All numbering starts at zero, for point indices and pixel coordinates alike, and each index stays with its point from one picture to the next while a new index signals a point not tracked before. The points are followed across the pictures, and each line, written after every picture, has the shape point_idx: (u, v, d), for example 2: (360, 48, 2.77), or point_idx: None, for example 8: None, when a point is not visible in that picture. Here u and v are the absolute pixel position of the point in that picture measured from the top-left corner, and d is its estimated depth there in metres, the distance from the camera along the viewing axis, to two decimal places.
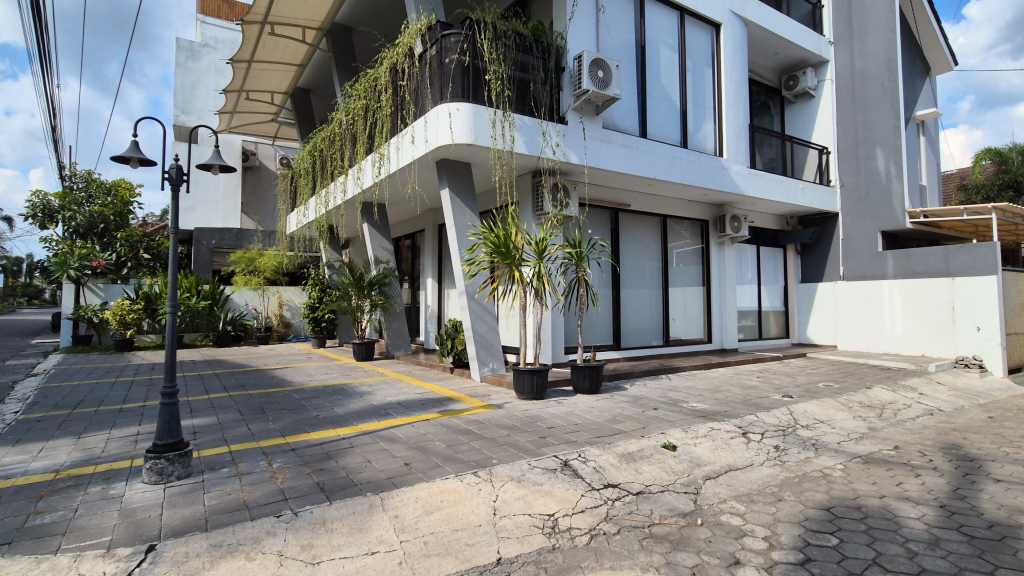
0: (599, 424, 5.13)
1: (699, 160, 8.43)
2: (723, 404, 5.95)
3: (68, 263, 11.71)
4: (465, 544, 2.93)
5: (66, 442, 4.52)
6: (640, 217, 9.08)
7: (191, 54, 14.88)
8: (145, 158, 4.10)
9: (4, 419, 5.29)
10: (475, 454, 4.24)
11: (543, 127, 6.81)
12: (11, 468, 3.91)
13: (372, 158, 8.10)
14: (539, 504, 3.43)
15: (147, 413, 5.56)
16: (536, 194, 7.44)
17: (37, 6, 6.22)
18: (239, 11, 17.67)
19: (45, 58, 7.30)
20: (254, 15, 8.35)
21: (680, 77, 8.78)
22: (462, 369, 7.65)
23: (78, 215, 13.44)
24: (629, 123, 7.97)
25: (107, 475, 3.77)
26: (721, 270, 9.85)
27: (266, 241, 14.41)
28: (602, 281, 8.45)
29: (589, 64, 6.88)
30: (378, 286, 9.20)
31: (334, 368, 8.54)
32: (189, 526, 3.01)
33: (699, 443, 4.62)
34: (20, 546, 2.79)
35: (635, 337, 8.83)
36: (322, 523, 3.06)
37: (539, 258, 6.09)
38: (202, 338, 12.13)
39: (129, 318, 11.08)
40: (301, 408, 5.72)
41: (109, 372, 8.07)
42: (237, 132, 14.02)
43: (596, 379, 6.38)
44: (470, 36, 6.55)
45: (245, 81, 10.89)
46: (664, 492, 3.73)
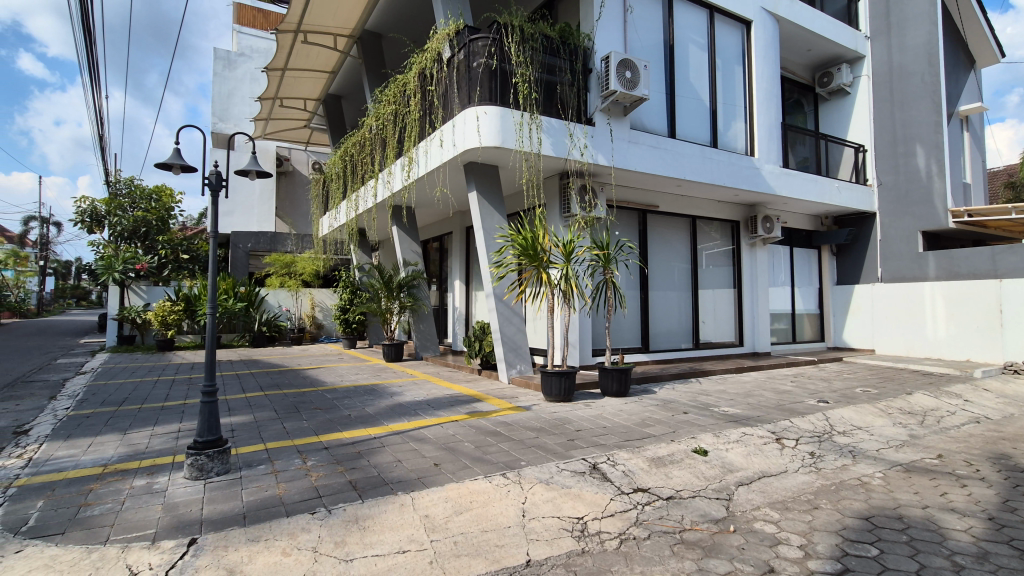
0: (629, 427, 5.08)
1: (729, 160, 8.28)
2: (755, 409, 5.84)
3: (114, 266, 12.24)
4: (495, 545, 2.95)
5: (114, 438, 4.72)
6: (669, 218, 8.97)
7: (228, 63, 15.39)
8: (186, 165, 4.26)
9: (56, 415, 5.54)
10: (504, 455, 4.26)
11: (570, 128, 6.81)
12: (63, 461, 4.10)
13: (401, 162, 8.22)
14: (569, 507, 3.42)
15: (187, 410, 5.74)
16: (563, 196, 7.43)
17: (87, 22, 6.55)
18: (274, 20, 18.14)
19: (93, 69, 7.63)
20: (288, 24, 8.57)
21: (710, 77, 8.65)
22: (489, 370, 7.69)
23: (123, 220, 14.01)
24: (657, 123, 7.89)
25: (151, 470, 3.91)
26: (753, 272, 9.65)
27: (299, 244, 14.80)
28: (630, 283, 8.37)
29: (617, 64, 6.84)
30: (407, 288, 9.33)
31: (364, 368, 8.71)
32: (229, 521, 3.11)
33: (731, 449, 4.55)
34: (72, 536, 2.93)
35: (664, 340, 8.71)
36: (355, 521, 3.11)
37: (566, 259, 6.07)
38: (238, 338, 12.50)
39: (170, 318, 11.51)
40: (333, 408, 5.83)
41: (152, 371, 8.38)
42: (272, 138, 14.43)
43: (625, 382, 6.32)
44: (498, 39, 6.59)
45: (279, 89, 11.18)
46: (695, 497, 3.68)
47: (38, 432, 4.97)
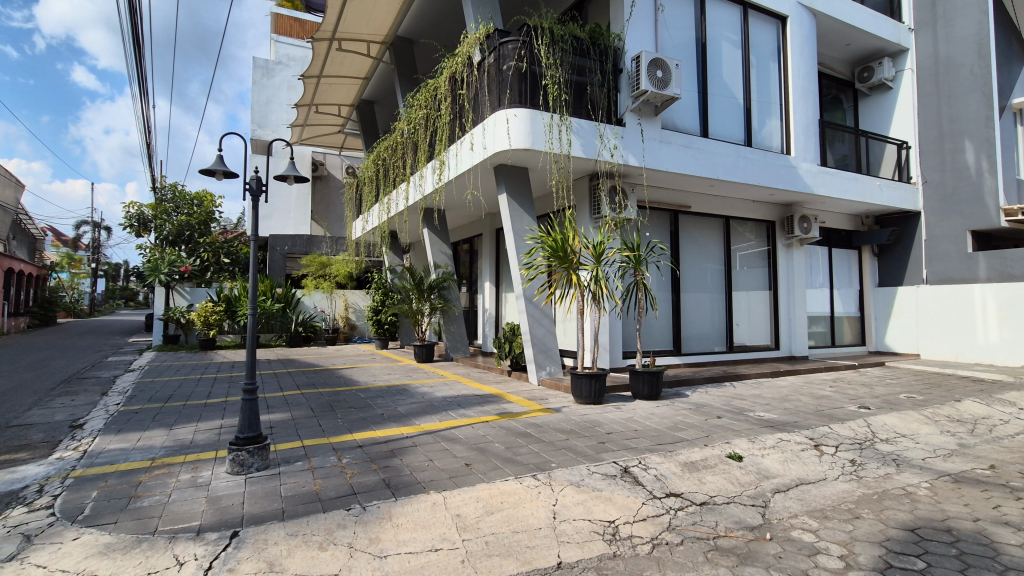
0: (661, 431, 5.02)
1: (764, 158, 8.08)
2: (792, 414, 5.68)
3: (160, 269, 12.78)
4: (526, 546, 2.95)
5: (161, 433, 4.93)
6: (701, 218, 8.82)
7: (266, 72, 15.88)
8: (229, 171, 4.42)
9: (108, 410, 5.83)
10: (534, 457, 4.27)
11: (601, 129, 6.78)
12: (115, 454, 4.31)
13: (432, 165, 8.30)
14: (600, 510, 3.40)
15: (228, 407, 5.94)
16: (593, 197, 7.40)
17: (136, 36, 6.88)
18: (310, 29, 18.51)
19: (142, 79, 7.99)
20: (323, 33, 8.81)
21: (744, 74, 8.48)
22: (519, 372, 7.71)
23: (167, 224, 14.61)
24: (689, 122, 7.77)
25: (195, 465, 4.07)
26: (789, 273, 9.40)
27: (333, 247, 15.17)
28: (661, 285, 8.27)
29: (648, 64, 6.77)
30: (437, 290, 9.42)
31: (396, 369, 8.85)
32: (268, 515, 3.21)
33: (767, 455, 4.44)
34: (124, 525, 3.07)
35: (696, 343, 8.56)
36: (389, 518, 3.17)
37: (597, 261, 6.04)
38: (276, 338, 12.87)
39: (211, 319, 11.94)
40: (366, 407, 5.93)
41: (195, 370, 8.71)
42: (308, 143, 14.82)
43: (657, 385, 6.24)
44: (528, 42, 6.60)
45: (314, 95, 11.48)
46: (730, 504, 3.60)
47: (92, 426, 5.23)
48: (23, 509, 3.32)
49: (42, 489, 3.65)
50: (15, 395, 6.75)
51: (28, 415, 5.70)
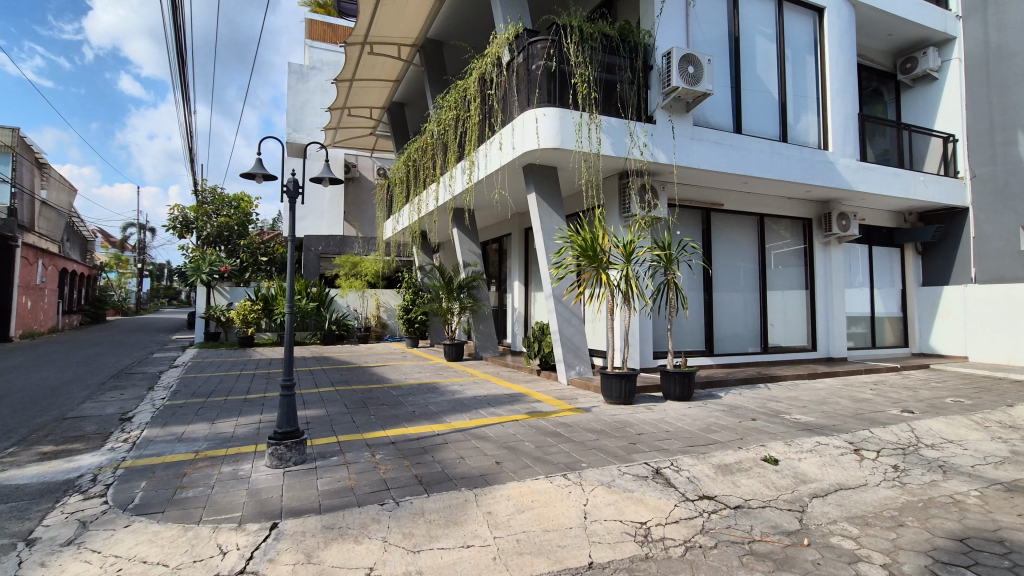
0: (693, 433, 4.94)
1: (800, 154, 7.85)
2: (831, 417, 5.52)
3: (201, 269, 13.28)
4: (557, 545, 2.96)
5: (204, 426, 5.13)
6: (734, 216, 8.64)
7: (301, 77, 16.30)
8: (268, 174, 4.56)
9: (155, 404, 6.09)
10: (565, 456, 4.26)
11: (631, 127, 6.72)
12: (162, 447, 4.50)
13: (462, 165, 8.38)
14: (631, 512, 3.37)
15: (267, 402, 6.14)
16: (623, 196, 7.33)
17: (179, 46, 7.17)
18: (343, 34, 18.92)
19: (185, 87, 8.31)
20: (355, 37, 9.00)
21: (779, 68, 8.27)
22: (549, 371, 7.71)
23: (208, 226, 15.15)
24: (721, 119, 7.61)
25: (237, 457, 4.22)
26: (827, 272, 9.13)
27: (365, 247, 15.46)
28: (693, 284, 8.14)
29: (679, 60, 6.67)
30: (467, 289, 9.48)
31: (427, 367, 8.96)
32: (306, 508, 3.30)
33: (804, 459, 4.33)
34: (171, 515, 3.21)
35: (729, 344, 8.40)
36: (422, 514, 3.22)
37: (627, 260, 5.98)
38: (311, 336, 13.20)
39: (250, 317, 12.33)
40: (398, 404, 6.04)
41: (235, 366, 9.02)
42: (341, 146, 15.14)
43: (688, 386, 6.15)
44: (557, 41, 6.58)
45: (347, 98, 11.72)
46: (765, 508, 3.53)
47: (139, 419, 5.48)
48: (80, 496, 3.52)
49: (96, 478, 3.85)
50: (70, 389, 7.13)
51: (82, 408, 6.01)
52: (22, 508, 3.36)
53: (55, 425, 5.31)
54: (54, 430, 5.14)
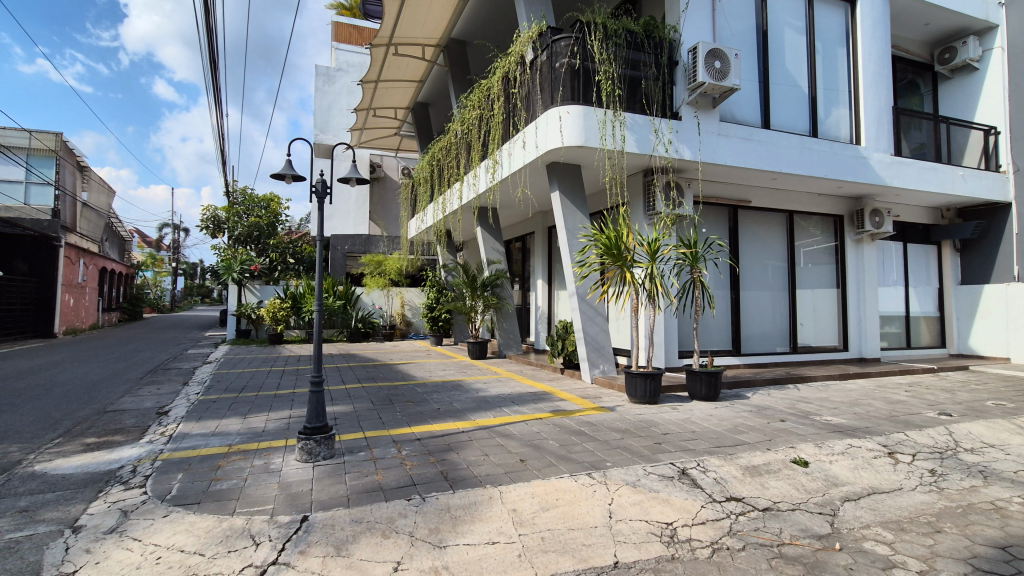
0: (720, 433, 4.88)
1: (831, 149, 7.65)
2: (863, 419, 5.38)
3: (233, 268, 13.67)
4: (582, 544, 2.95)
5: (237, 421, 5.28)
6: (762, 213, 8.47)
7: (327, 79, 16.57)
8: (297, 175, 4.65)
9: (190, 399, 6.30)
10: (589, 455, 4.25)
11: (655, 124, 6.64)
12: (197, 440, 4.66)
13: (486, 164, 8.41)
14: (657, 512, 3.35)
15: (296, 398, 6.29)
16: (648, 193, 7.26)
17: (212, 52, 7.38)
18: (368, 36, 19.16)
19: (216, 91, 8.55)
20: (380, 39, 9.12)
21: (809, 61, 8.08)
22: (573, 369, 7.69)
23: (239, 225, 15.53)
24: (748, 114, 7.48)
25: (268, 451, 4.34)
26: (859, 271, 8.88)
27: (390, 246, 15.66)
28: (719, 283, 8.02)
29: (705, 55, 6.56)
30: (491, 287, 9.52)
31: (451, 365, 9.04)
32: (335, 502, 3.37)
33: (835, 461, 4.24)
34: (206, 506, 3.32)
35: (757, 343, 8.24)
36: (447, 510, 3.26)
37: (652, 259, 5.93)
38: (337, 333, 13.42)
39: (279, 315, 12.61)
40: (423, 401, 6.10)
41: (265, 362, 9.25)
42: (367, 147, 15.36)
43: (714, 386, 6.06)
44: (581, 38, 6.55)
45: (373, 99, 11.89)
46: (795, 511, 3.46)
47: (175, 413, 5.67)
48: (120, 486, 3.66)
49: (136, 469, 4.00)
50: (110, 383, 7.40)
51: (121, 402, 6.24)
52: (67, 496, 3.51)
53: (97, 417, 5.53)
54: (96, 422, 5.36)
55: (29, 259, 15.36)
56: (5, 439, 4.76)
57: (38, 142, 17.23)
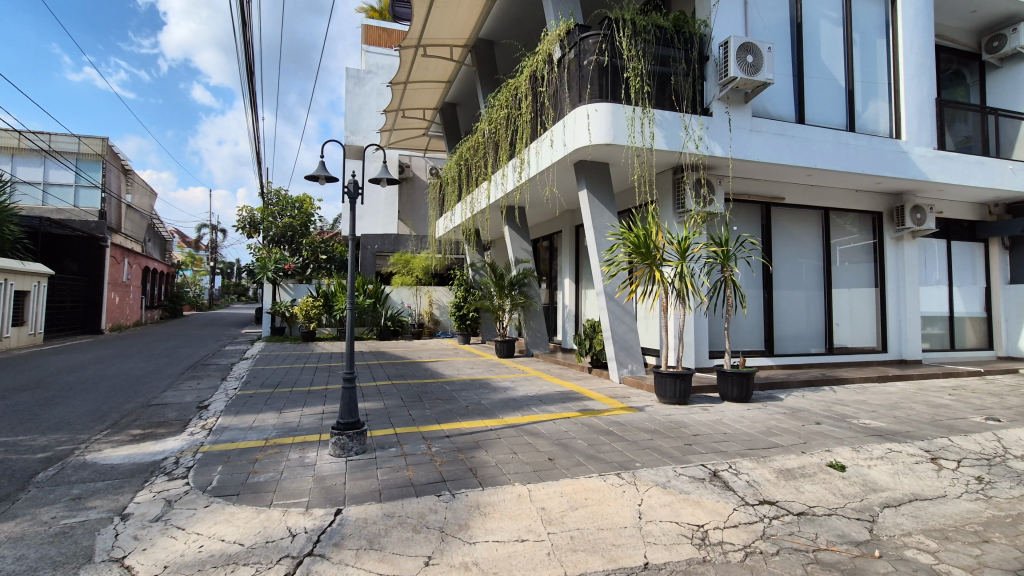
0: (752, 435, 4.78)
1: (870, 143, 7.39)
2: (904, 423, 5.20)
3: (267, 267, 14.07)
4: (612, 544, 2.94)
5: (272, 415, 5.44)
6: (796, 210, 8.26)
7: (358, 81, 16.87)
8: (330, 175, 4.76)
9: (228, 394, 6.51)
10: (618, 455, 4.22)
11: (685, 120, 6.55)
12: (236, 433, 4.82)
13: (513, 164, 8.42)
14: (688, 513, 3.31)
15: (329, 394, 6.43)
16: (677, 191, 7.15)
17: (247, 58, 7.61)
18: (397, 38, 19.42)
19: (251, 96, 8.80)
20: (409, 41, 9.24)
21: (845, 53, 7.84)
22: (600, 369, 7.65)
23: (274, 226, 15.98)
24: (782, 109, 7.30)
25: (303, 446, 4.46)
26: (899, 269, 8.57)
27: (419, 245, 15.87)
28: (751, 282, 7.86)
29: (737, 49, 6.42)
30: (518, 286, 9.53)
31: (479, 363, 9.10)
32: (368, 496, 3.44)
33: (874, 466, 4.11)
34: (245, 497, 3.43)
35: (791, 344, 8.04)
36: (477, 507, 3.30)
37: (682, 257, 5.84)
38: (367, 331, 13.67)
39: (312, 313, 12.91)
40: (451, 399, 6.17)
41: (299, 359, 9.50)
42: (396, 147, 15.58)
43: (746, 388, 5.95)
44: (609, 35, 6.50)
45: (402, 101, 12.05)
46: (832, 516, 3.37)
47: (215, 407, 5.87)
48: (164, 477, 3.82)
49: (178, 461, 4.16)
50: (154, 378, 7.71)
51: (165, 396, 6.51)
52: (116, 485, 3.68)
53: (142, 410, 5.78)
54: (141, 415, 5.59)
55: (78, 259, 16.12)
56: (58, 429, 5.01)
57: (86, 147, 18.08)
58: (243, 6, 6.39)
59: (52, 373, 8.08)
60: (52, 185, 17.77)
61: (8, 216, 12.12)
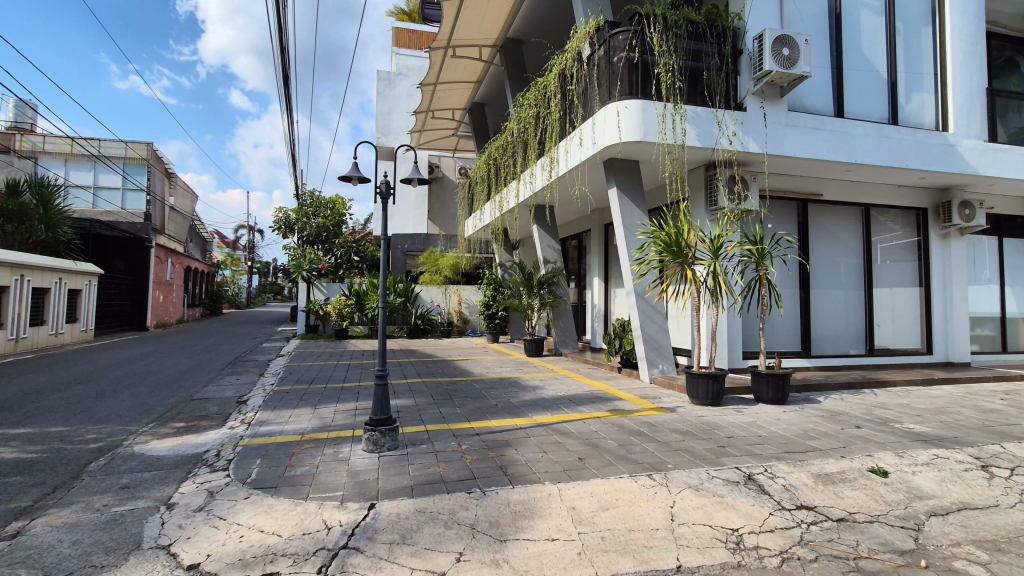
0: (789, 438, 4.66)
1: (915, 136, 7.09)
2: (952, 429, 4.98)
3: (302, 267, 14.43)
4: (644, 546, 2.91)
5: (308, 411, 5.59)
6: (835, 207, 8.00)
7: (388, 83, 17.10)
8: (363, 176, 4.85)
9: (266, 389, 6.72)
10: (649, 456, 4.18)
11: (718, 116, 6.42)
12: (274, 428, 4.97)
13: (542, 162, 8.40)
14: (722, 517, 3.25)
15: (361, 391, 6.56)
16: (710, 188, 7.01)
17: (283, 63, 7.81)
18: (427, 40, 19.63)
19: (286, 100, 9.03)
20: (439, 42, 9.33)
21: (887, 44, 7.55)
22: (630, 369, 7.58)
23: (308, 226, 16.39)
24: (820, 102, 7.07)
25: (337, 441, 4.56)
26: (946, 268, 8.20)
27: (448, 244, 16.01)
28: (787, 281, 7.66)
29: (773, 42, 6.25)
30: (547, 285, 9.51)
31: (508, 362, 9.13)
32: (400, 491, 3.50)
33: (919, 473, 3.96)
34: (283, 490, 3.53)
35: (829, 345, 7.80)
36: (508, 505, 3.31)
37: (714, 256, 5.72)
38: (398, 329, 13.88)
39: (344, 311, 13.18)
40: (481, 397, 6.22)
41: (333, 356, 9.72)
42: (426, 148, 15.77)
43: (782, 389, 5.80)
44: (639, 31, 6.42)
45: (432, 102, 12.19)
46: (874, 523, 3.25)
47: (253, 402, 6.07)
48: (206, 469, 3.96)
49: (220, 453, 4.31)
50: (196, 373, 8.00)
51: (206, 390, 6.75)
52: (162, 476, 3.83)
53: (185, 404, 6.00)
54: (185, 409, 5.82)
55: (125, 259, 16.85)
56: (108, 421, 5.26)
57: (133, 151, 18.89)
58: (279, 12, 6.56)
59: (101, 368, 8.46)
60: (102, 188, 18.62)
61: (63, 219, 12.87)
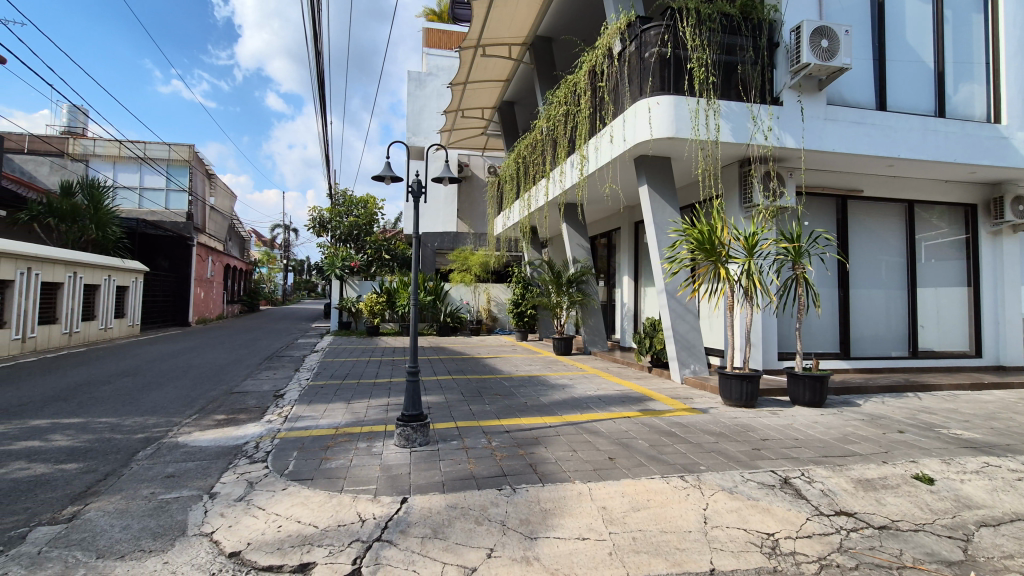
0: (827, 442, 4.53)
1: (964, 130, 6.77)
2: (1004, 435, 4.74)
3: (335, 265, 14.75)
4: (676, 548, 2.88)
5: (342, 405, 5.72)
6: (876, 204, 7.71)
7: (419, 83, 17.29)
8: (395, 175, 4.91)
9: (301, 384, 6.91)
10: (681, 457, 4.12)
11: (754, 111, 6.26)
12: (309, 421, 5.10)
13: (572, 160, 8.36)
14: (757, 521, 3.18)
15: (393, 387, 6.68)
16: (744, 184, 6.85)
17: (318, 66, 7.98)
18: (457, 39, 19.77)
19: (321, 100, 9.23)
20: (469, 41, 9.38)
21: (934, 33, 7.23)
22: (661, 369, 7.48)
23: (341, 225, 16.75)
24: (862, 95, 6.83)
25: (370, 435, 4.65)
26: (996, 267, 7.82)
27: (477, 243, 16.14)
28: (825, 280, 7.43)
29: (811, 34, 6.06)
30: (576, 284, 9.46)
31: (537, 360, 9.13)
32: (432, 486, 3.54)
33: (968, 481, 3.79)
34: (319, 482, 3.63)
35: (869, 346, 7.54)
36: (538, 503, 3.32)
37: (749, 254, 5.58)
38: (428, 327, 14.07)
39: (376, 309, 13.43)
40: (511, 395, 6.24)
41: (365, 353, 9.93)
42: (456, 148, 15.91)
43: (820, 392, 5.64)
44: (671, 25, 6.31)
45: (461, 101, 12.29)
46: (919, 532, 3.13)
47: (289, 396, 6.25)
48: (246, 460, 4.10)
49: (258, 446, 4.45)
50: (235, 368, 8.28)
51: (246, 384, 6.98)
52: (204, 466, 3.98)
53: (225, 397, 6.22)
54: (225, 402, 6.02)
55: (169, 257, 17.57)
56: (154, 412, 5.49)
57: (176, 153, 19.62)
58: (314, 15, 6.70)
59: (147, 361, 8.83)
60: (147, 189, 19.41)
61: (111, 218, 13.43)
